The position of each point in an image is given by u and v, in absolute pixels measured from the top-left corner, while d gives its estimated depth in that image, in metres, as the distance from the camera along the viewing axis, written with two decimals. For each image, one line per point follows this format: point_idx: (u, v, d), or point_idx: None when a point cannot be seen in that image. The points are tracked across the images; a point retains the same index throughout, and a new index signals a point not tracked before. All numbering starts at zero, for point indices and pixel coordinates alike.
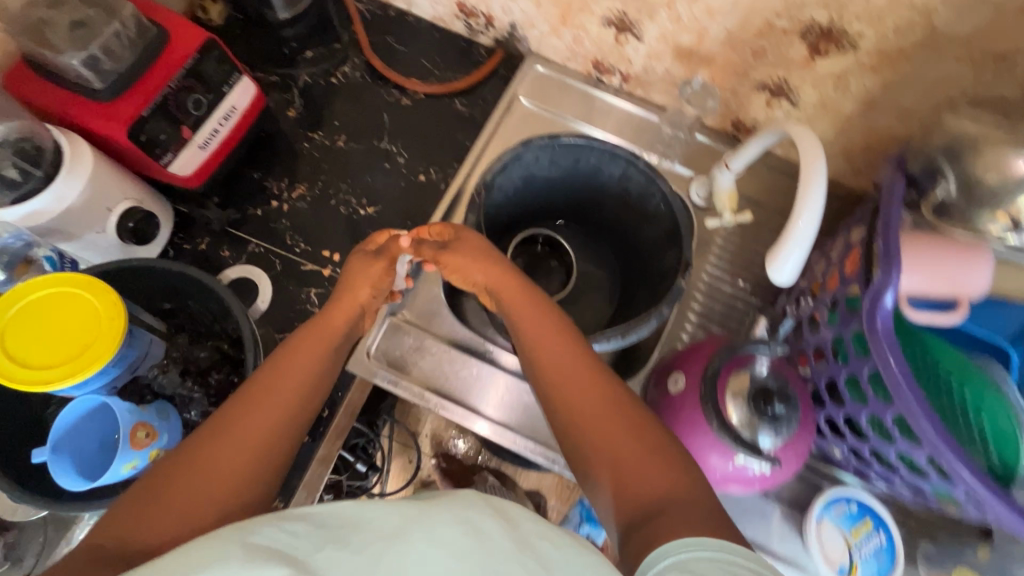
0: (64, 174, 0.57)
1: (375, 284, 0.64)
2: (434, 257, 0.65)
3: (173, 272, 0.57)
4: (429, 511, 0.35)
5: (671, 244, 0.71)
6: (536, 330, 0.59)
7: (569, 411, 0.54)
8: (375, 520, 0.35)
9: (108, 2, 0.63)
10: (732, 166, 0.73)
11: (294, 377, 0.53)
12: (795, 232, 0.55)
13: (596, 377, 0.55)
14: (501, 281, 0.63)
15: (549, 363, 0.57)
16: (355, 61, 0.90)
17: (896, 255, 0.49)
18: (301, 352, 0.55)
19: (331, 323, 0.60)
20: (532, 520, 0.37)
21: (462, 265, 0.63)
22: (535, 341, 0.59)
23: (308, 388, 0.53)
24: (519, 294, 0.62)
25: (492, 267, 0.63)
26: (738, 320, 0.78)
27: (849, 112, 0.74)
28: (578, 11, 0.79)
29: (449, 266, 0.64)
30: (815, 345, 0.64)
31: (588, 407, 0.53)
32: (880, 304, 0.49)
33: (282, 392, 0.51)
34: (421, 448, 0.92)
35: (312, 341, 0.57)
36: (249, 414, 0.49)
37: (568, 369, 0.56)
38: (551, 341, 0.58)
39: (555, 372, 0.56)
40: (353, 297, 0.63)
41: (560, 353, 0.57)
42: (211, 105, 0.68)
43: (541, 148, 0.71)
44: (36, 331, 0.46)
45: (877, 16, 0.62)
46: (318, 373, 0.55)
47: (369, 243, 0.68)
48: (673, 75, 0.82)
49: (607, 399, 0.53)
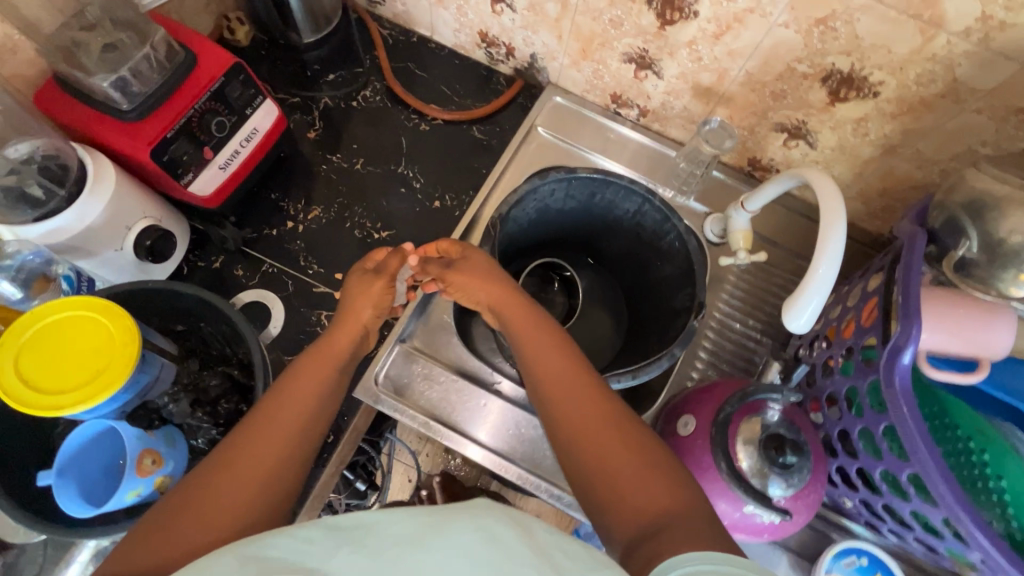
0: (87, 193, 0.58)
1: (376, 304, 0.62)
2: (441, 275, 0.65)
3: (186, 295, 0.56)
4: (445, 514, 0.33)
5: (685, 283, 0.70)
6: (543, 355, 0.58)
7: (571, 433, 0.52)
8: (392, 523, 0.33)
9: (139, 25, 0.64)
10: (749, 207, 0.73)
11: (300, 399, 0.52)
12: (814, 282, 0.55)
13: (598, 400, 0.53)
14: (508, 304, 0.62)
15: (552, 389, 0.55)
16: (377, 86, 0.91)
17: (915, 309, 0.48)
18: (307, 372, 0.54)
19: (336, 341, 0.59)
20: (545, 532, 0.35)
21: (470, 286, 0.63)
22: (539, 367, 0.57)
23: (314, 410, 0.52)
24: (526, 318, 0.61)
25: (498, 287, 0.62)
26: (750, 361, 0.77)
27: (867, 156, 0.74)
28: (599, 46, 0.80)
29: (458, 288, 0.64)
30: (829, 393, 0.63)
31: (598, 429, 0.51)
32: (898, 360, 0.48)
33: (287, 416, 0.50)
34: (421, 466, 0.90)
35: (318, 359, 0.56)
36: (253, 440, 0.48)
37: (572, 395, 0.54)
38: (557, 366, 0.56)
39: (560, 396, 0.54)
40: (357, 316, 0.61)
41: (563, 380, 0.55)
42: (233, 127, 0.69)
43: (557, 181, 0.71)
44: (49, 354, 0.46)
45: (900, 66, 0.62)
46: (325, 395, 0.54)
47: (368, 260, 0.66)
48: (691, 112, 0.82)
49: (608, 422, 0.52)
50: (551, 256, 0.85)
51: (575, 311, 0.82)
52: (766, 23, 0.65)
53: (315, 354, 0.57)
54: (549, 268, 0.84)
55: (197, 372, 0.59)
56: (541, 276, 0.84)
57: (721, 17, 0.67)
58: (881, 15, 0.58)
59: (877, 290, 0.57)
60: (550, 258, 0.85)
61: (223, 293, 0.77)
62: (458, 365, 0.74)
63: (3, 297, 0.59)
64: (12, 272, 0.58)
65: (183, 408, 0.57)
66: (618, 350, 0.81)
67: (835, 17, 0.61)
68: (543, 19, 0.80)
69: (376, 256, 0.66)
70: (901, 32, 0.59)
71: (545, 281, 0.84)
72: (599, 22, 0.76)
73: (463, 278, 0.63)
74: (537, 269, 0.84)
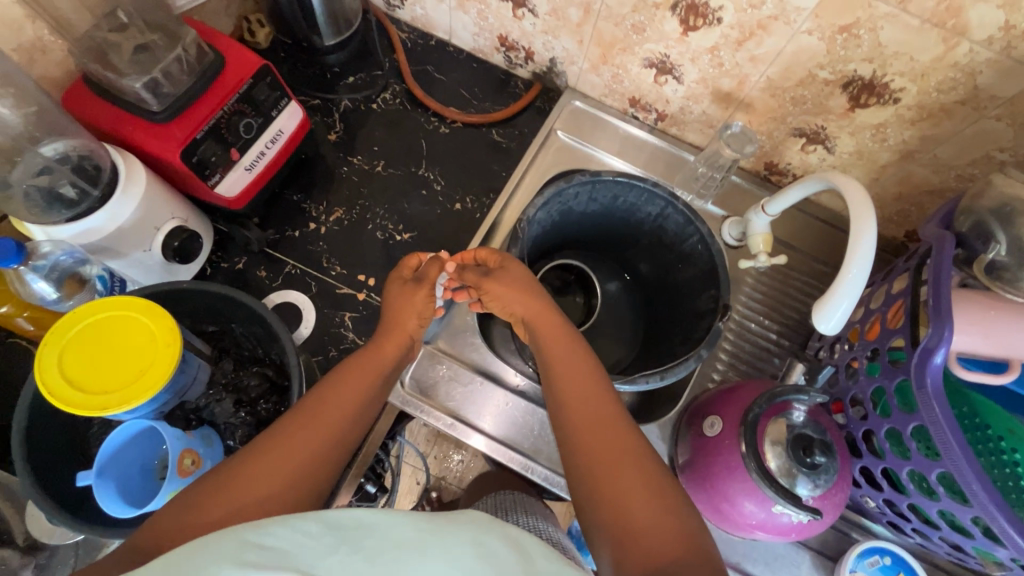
0: (120, 193, 0.58)
1: (421, 314, 0.63)
2: (478, 283, 0.64)
3: (218, 296, 0.56)
4: (442, 526, 0.35)
5: (708, 285, 0.71)
6: (569, 370, 0.58)
7: (586, 451, 0.53)
8: (391, 529, 0.34)
9: (170, 27, 0.64)
10: (769, 211, 0.74)
11: (341, 403, 0.53)
12: (843, 284, 0.56)
13: (612, 427, 0.54)
14: (540, 316, 0.63)
15: (575, 406, 0.56)
16: (396, 88, 0.92)
17: (948, 313, 0.49)
18: (348, 378, 0.56)
19: (384, 351, 0.60)
20: (545, 556, 0.36)
21: (507, 296, 0.63)
22: (563, 379, 0.58)
23: (353, 416, 0.53)
24: (559, 332, 0.62)
25: (535, 300, 0.63)
26: (769, 363, 0.78)
27: (885, 161, 0.76)
28: (620, 51, 0.80)
29: (494, 299, 0.64)
30: (853, 395, 0.64)
31: (605, 459, 0.52)
32: (931, 361, 0.49)
33: (327, 419, 0.51)
34: (429, 468, 0.87)
35: (360, 368, 0.57)
36: (294, 438, 0.49)
37: (593, 412, 0.55)
38: (583, 384, 0.57)
39: (583, 415, 0.55)
40: (401, 327, 0.62)
41: (585, 392, 0.57)
42: (260, 128, 0.70)
43: (582, 185, 0.72)
44: (91, 354, 0.46)
45: (921, 73, 0.63)
46: (364, 402, 0.55)
47: (404, 267, 0.66)
48: (710, 116, 0.83)
49: (622, 449, 0.52)
50: (569, 256, 0.86)
51: (591, 317, 0.83)
52: (790, 30, 0.66)
53: (358, 363, 0.58)
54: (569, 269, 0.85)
55: (232, 372, 0.59)
56: (557, 277, 0.84)
57: (744, 23, 0.67)
58: (904, 23, 0.60)
59: (903, 291, 0.58)
60: (569, 259, 0.85)
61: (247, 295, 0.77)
62: (484, 367, 0.74)
63: (35, 296, 0.58)
64: (44, 272, 0.57)
65: (227, 409, 0.57)
66: (635, 354, 0.81)
67: (859, 24, 0.62)
68: (564, 24, 0.81)
69: (414, 260, 0.67)
70: (924, 40, 0.60)
71: (566, 281, 0.85)
72: (622, 27, 0.76)
73: (501, 289, 0.63)
74: (553, 270, 0.84)
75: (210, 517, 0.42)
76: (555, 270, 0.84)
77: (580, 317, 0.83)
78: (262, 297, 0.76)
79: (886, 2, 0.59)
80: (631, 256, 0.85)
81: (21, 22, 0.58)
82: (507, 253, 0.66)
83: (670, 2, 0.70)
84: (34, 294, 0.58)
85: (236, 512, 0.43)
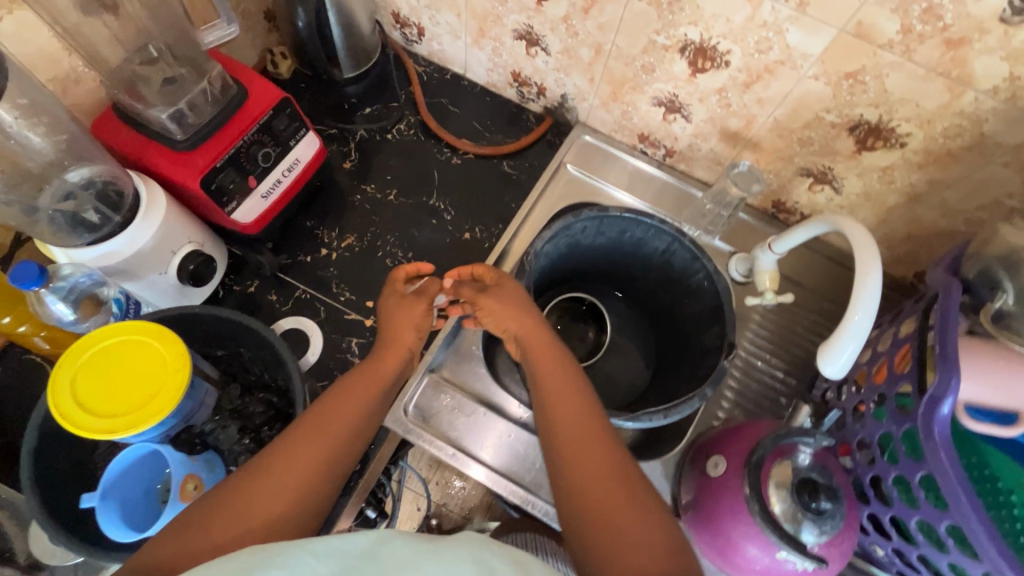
0: (140, 219, 0.60)
1: (418, 326, 0.64)
2: (473, 298, 0.66)
3: (230, 321, 0.57)
4: (442, 548, 0.36)
5: (714, 322, 0.71)
6: (559, 388, 0.58)
7: (572, 469, 0.52)
8: (393, 552, 0.35)
9: (197, 61, 0.67)
10: (776, 249, 0.74)
11: (341, 418, 0.53)
12: (849, 326, 0.56)
13: (601, 446, 0.53)
14: (531, 333, 0.63)
15: (563, 423, 0.56)
16: (411, 120, 0.94)
17: (955, 360, 0.49)
18: (349, 392, 0.56)
19: (384, 368, 0.60)
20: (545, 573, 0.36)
21: (502, 314, 0.63)
22: (554, 399, 0.58)
23: (354, 431, 0.53)
24: (548, 349, 0.62)
25: (528, 318, 0.63)
26: (775, 403, 0.77)
27: (893, 203, 0.76)
28: (630, 90, 0.82)
29: (488, 315, 0.64)
30: (861, 439, 0.62)
31: (593, 478, 0.51)
32: (937, 411, 0.49)
33: (328, 434, 0.51)
34: (431, 494, 0.88)
35: (361, 382, 0.57)
36: (295, 453, 0.49)
37: (580, 430, 0.55)
38: (571, 402, 0.57)
39: (570, 432, 0.55)
40: (399, 340, 0.62)
41: (575, 415, 0.56)
42: (277, 157, 0.72)
43: (589, 220, 0.73)
44: (102, 378, 0.47)
45: (927, 119, 0.64)
46: (365, 416, 0.55)
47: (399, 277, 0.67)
48: (718, 154, 0.84)
49: (611, 469, 0.52)
50: (573, 288, 0.86)
51: (598, 351, 0.82)
52: (797, 74, 0.67)
53: (360, 377, 0.58)
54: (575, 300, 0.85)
55: (239, 399, 0.59)
56: (566, 311, 0.84)
57: (752, 67, 0.69)
58: (909, 71, 0.61)
59: (910, 336, 0.58)
60: (573, 290, 0.85)
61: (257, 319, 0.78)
62: (487, 398, 0.74)
63: (52, 317, 0.59)
64: (63, 293, 0.58)
65: (230, 435, 0.57)
66: (641, 390, 0.80)
67: (865, 71, 0.63)
68: (576, 63, 0.83)
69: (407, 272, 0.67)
70: (930, 88, 0.61)
71: (571, 311, 0.84)
72: (631, 67, 0.79)
73: (495, 305, 0.64)
74: (562, 303, 0.84)
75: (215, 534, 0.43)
76: (564, 303, 0.85)
77: (586, 353, 0.82)
78: (273, 322, 0.77)
79: (891, 51, 0.60)
80: (638, 290, 0.85)
81: (57, 54, 0.61)
82: (503, 270, 0.68)
83: (679, 45, 0.72)
84: (51, 316, 0.58)
85: (237, 531, 0.44)
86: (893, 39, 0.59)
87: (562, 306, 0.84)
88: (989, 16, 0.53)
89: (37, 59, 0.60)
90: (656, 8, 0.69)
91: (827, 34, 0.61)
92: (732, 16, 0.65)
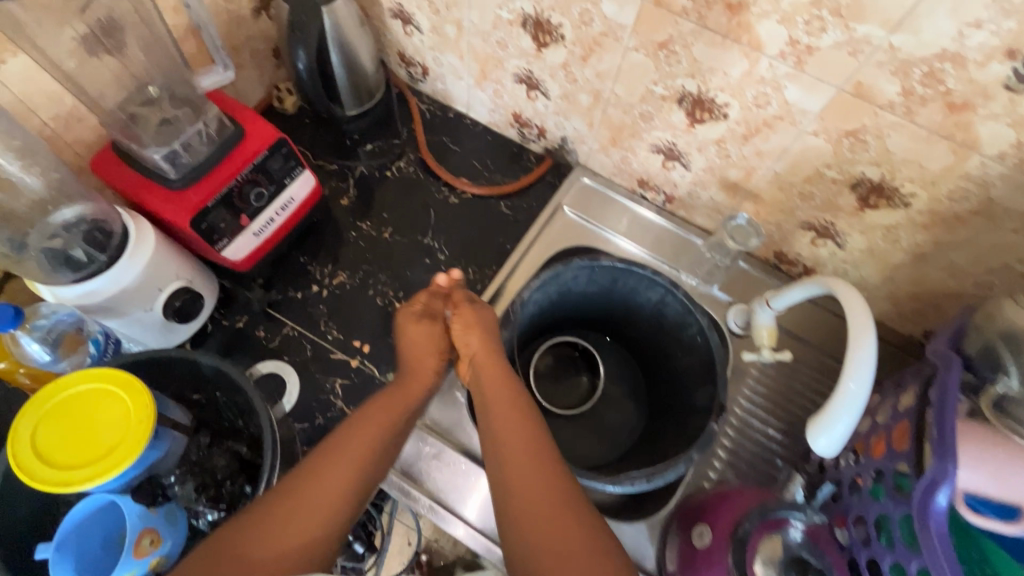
0: (126, 258, 0.60)
1: (433, 347, 0.69)
2: (457, 303, 0.70)
3: (206, 365, 0.57)
4: None
5: (705, 380, 0.69)
6: (504, 414, 0.59)
7: (517, 498, 0.52)
8: None
9: (196, 102, 0.68)
10: (774, 305, 0.71)
11: (364, 438, 0.55)
12: (842, 398, 0.54)
13: (543, 473, 0.53)
14: (484, 356, 0.65)
15: (505, 449, 0.55)
16: (411, 157, 0.95)
17: (954, 445, 0.46)
18: (373, 414, 0.58)
19: (410, 390, 0.64)
20: None
21: (472, 326, 0.68)
22: (500, 424, 0.58)
23: (374, 451, 0.55)
24: (498, 375, 0.63)
25: (490, 340, 0.67)
26: (770, 465, 0.74)
27: (898, 261, 0.73)
28: (629, 136, 0.81)
29: (461, 322, 0.68)
30: (858, 513, 0.58)
31: (539, 505, 0.50)
32: (933, 499, 0.45)
33: (353, 454, 0.53)
34: (421, 529, 0.86)
35: (383, 406, 0.59)
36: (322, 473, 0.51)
37: (522, 456, 0.54)
38: (517, 427, 0.57)
39: (513, 460, 0.54)
40: (422, 365, 0.68)
41: (529, 444, 0.55)
42: (271, 196, 0.72)
43: (581, 268, 0.72)
44: (68, 424, 0.47)
45: (932, 180, 0.62)
46: (384, 438, 0.57)
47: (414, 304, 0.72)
48: (717, 203, 0.82)
49: (557, 498, 0.51)
50: (568, 331, 0.84)
51: (591, 398, 0.79)
52: (796, 130, 0.65)
53: (384, 399, 0.61)
54: (571, 344, 0.83)
55: (206, 449, 0.57)
56: (557, 357, 0.82)
57: (750, 120, 0.68)
58: (912, 132, 0.59)
59: (909, 412, 0.54)
60: (568, 334, 0.84)
61: (243, 354, 0.78)
62: (469, 447, 0.72)
63: (29, 359, 0.60)
64: (41, 334, 0.60)
65: (188, 492, 0.55)
66: (631, 444, 0.77)
67: (866, 130, 0.61)
68: (575, 108, 0.83)
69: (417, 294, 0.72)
70: (934, 150, 0.59)
71: (566, 354, 0.83)
72: (630, 114, 0.78)
73: (469, 313, 0.69)
74: (552, 347, 0.82)
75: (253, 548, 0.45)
76: (556, 348, 0.83)
77: (577, 399, 0.80)
78: (251, 366, 0.76)
79: (892, 112, 0.58)
80: (632, 339, 0.83)
81: (61, 95, 0.62)
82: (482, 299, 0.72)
83: (677, 96, 0.71)
84: (28, 357, 0.60)
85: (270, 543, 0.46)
86: (894, 100, 0.57)
87: (556, 348, 0.83)
88: (994, 82, 0.51)
89: (40, 99, 0.61)
90: (653, 60, 0.68)
91: (826, 92, 0.60)
92: (729, 70, 0.64)
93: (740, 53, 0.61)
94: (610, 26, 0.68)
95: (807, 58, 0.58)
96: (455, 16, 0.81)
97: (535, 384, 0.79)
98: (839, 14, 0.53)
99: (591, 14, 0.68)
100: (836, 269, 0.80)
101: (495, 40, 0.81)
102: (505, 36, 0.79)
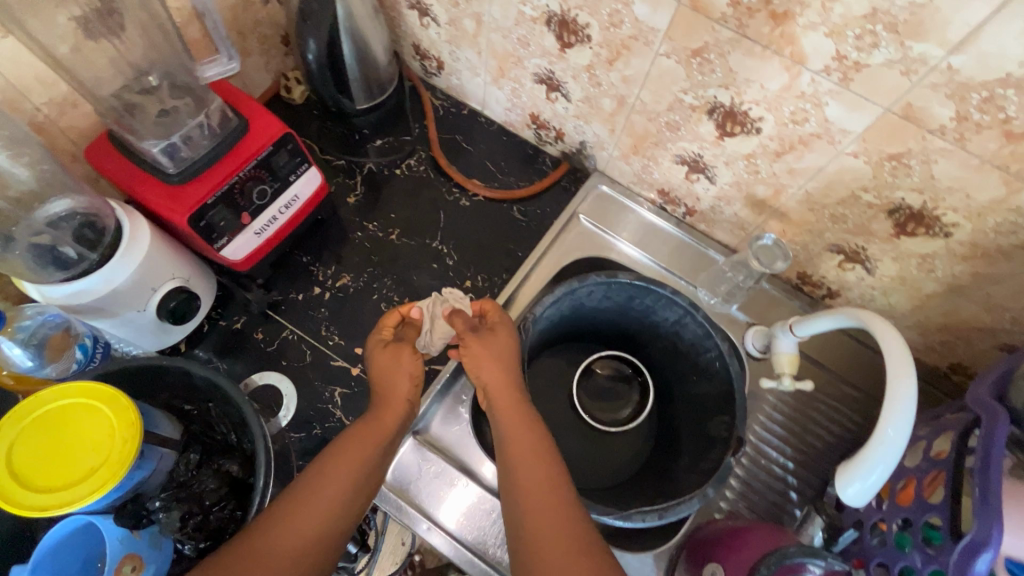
0: (120, 254, 0.57)
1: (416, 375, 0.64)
2: (462, 336, 0.64)
3: (198, 375, 0.56)
4: None
5: (722, 409, 0.66)
6: (521, 444, 0.56)
7: (533, 539, 0.49)
8: None
9: (199, 93, 0.65)
10: (797, 332, 0.67)
11: (344, 480, 0.53)
12: (878, 445, 0.50)
13: (558, 512, 0.51)
14: (500, 393, 0.60)
15: (522, 485, 0.53)
16: (422, 155, 0.91)
17: (998, 508, 0.42)
18: (346, 455, 0.54)
19: (390, 427, 0.59)
20: None
21: (482, 360, 0.61)
22: (513, 452, 0.55)
23: (350, 499, 0.52)
24: (516, 414, 0.58)
25: (505, 372, 0.61)
26: (782, 500, 0.70)
27: (930, 291, 0.69)
28: (652, 144, 0.77)
29: (469, 356, 0.62)
30: (879, 561, 0.55)
31: (555, 547, 0.48)
32: (974, 564, 0.42)
33: (328, 500, 0.51)
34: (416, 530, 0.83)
35: (388, 421, 0.59)
36: (297, 517, 0.49)
37: (536, 490, 0.52)
38: (537, 467, 0.54)
39: (532, 501, 0.52)
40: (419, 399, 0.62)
41: (539, 477, 0.53)
42: (275, 194, 0.69)
43: (597, 285, 0.69)
44: (52, 443, 0.47)
45: (977, 212, 0.58)
46: (365, 481, 0.54)
47: (385, 326, 0.66)
48: (742, 219, 0.78)
49: (569, 533, 0.49)
50: (618, 348, 0.80)
51: (621, 424, 0.75)
52: (834, 149, 0.61)
53: (360, 433, 0.57)
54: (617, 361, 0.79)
55: (194, 469, 0.56)
56: (612, 373, 0.78)
57: (785, 136, 0.63)
58: (962, 160, 0.54)
59: (944, 460, 0.51)
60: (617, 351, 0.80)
61: (241, 357, 0.75)
62: (472, 467, 0.69)
63: (12, 365, 0.59)
64: (24, 337, 0.60)
65: (171, 521, 0.52)
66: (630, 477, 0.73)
67: (910, 155, 0.57)
68: (596, 112, 0.79)
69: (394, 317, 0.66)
70: (983, 180, 0.55)
71: (616, 373, 0.78)
72: (654, 123, 0.74)
73: (478, 347, 0.62)
74: (613, 361, 0.79)
75: (273, 538, 0.48)
76: (611, 364, 0.79)
77: (610, 421, 0.75)
78: (244, 379, 0.74)
79: (942, 137, 0.54)
80: (666, 371, 0.78)
81: (54, 79, 0.59)
82: (497, 315, 0.66)
83: (707, 106, 0.66)
84: (11, 363, 0.59)
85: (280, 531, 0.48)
86: (945, 125, 0.53)
87: (609, 364, 0.78)
88: None
89: (32, 83, 0.58)
90: (685, 67, 0.64)
91: (871, 112, 0.56)
92: (767, 83, 0.59)
93: (780, 65, 0.57)
94: (641, 29, 0.64)
95: (854, 75, 0.54)
96: (474, 9, 0.76)
97: (580, 389, 0.76)
98: (895, 30, 0.49)
99: (622, 15, 0.64)
100: (862, 294, 0.76)
101: (516, 37, 0.76)
102: (527, 33, 0.74)
